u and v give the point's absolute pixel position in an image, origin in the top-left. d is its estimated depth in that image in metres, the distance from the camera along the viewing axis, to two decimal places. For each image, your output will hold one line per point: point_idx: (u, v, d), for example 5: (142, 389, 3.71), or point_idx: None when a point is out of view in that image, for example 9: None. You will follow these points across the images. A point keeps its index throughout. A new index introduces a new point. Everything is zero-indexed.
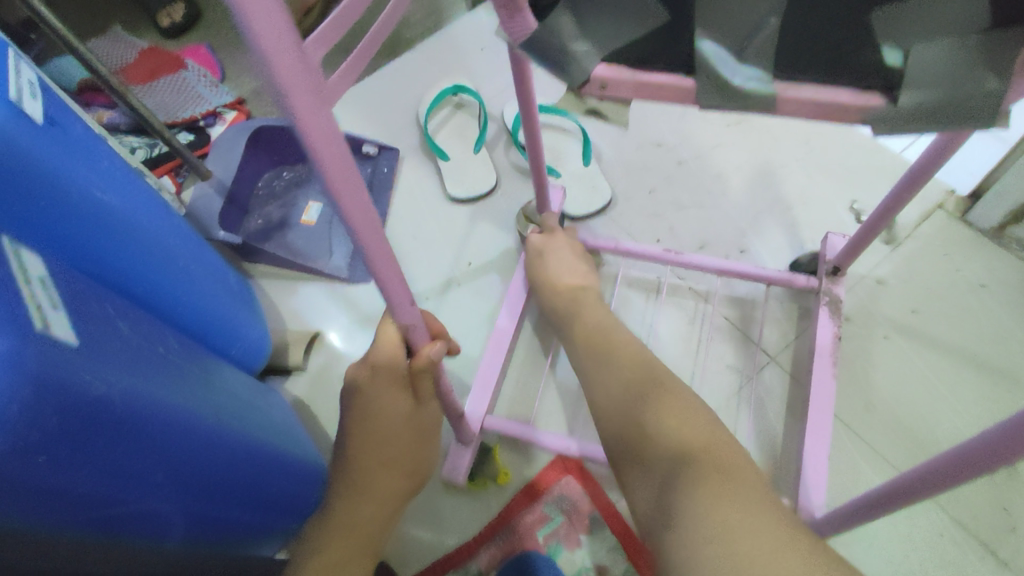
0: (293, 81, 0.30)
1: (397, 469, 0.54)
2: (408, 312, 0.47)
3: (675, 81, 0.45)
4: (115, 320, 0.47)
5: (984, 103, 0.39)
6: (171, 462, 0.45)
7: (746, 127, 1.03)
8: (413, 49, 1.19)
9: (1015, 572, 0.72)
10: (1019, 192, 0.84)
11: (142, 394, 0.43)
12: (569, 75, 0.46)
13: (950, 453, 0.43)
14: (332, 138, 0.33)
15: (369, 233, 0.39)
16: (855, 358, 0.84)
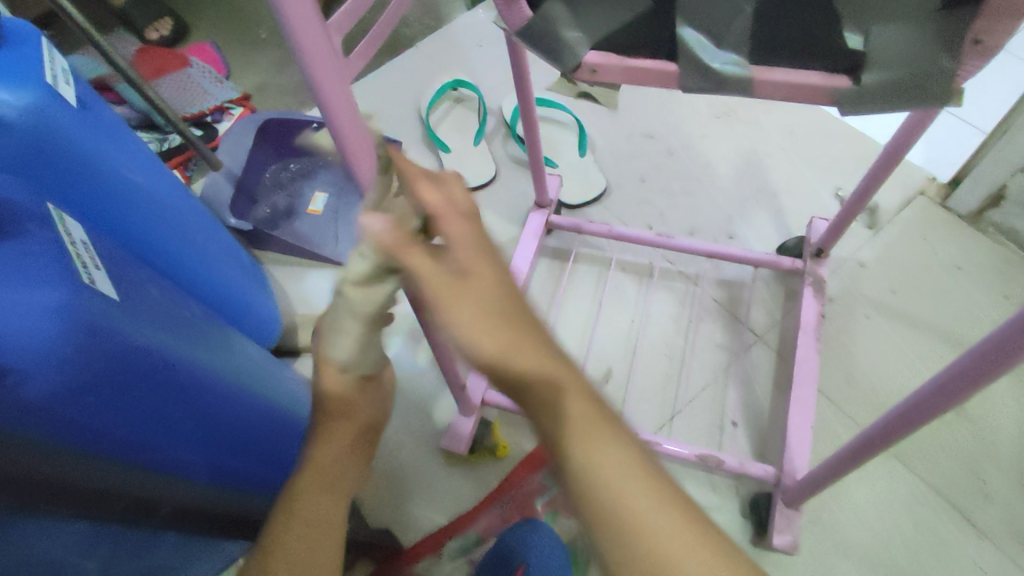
0: (314, 57, 0.37)
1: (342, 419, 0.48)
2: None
3: (659, 66, 0.50)
4: (146, 285, 0.52)
5: (939, 81, 0.43)
6: (197, 414, 0.49)
7: (733, 120, 1.07)
8: (413, 46, 1.23)
9: (989, 534, 0.76)
10: (993, 178, 0.88)
11: (171, 350, 0.48)
12: (562, 62, 0.51)
13: (914, 398, 0.47)
14: (348, 103, 0.40)
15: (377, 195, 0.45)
16: (838, 336, 0.88)
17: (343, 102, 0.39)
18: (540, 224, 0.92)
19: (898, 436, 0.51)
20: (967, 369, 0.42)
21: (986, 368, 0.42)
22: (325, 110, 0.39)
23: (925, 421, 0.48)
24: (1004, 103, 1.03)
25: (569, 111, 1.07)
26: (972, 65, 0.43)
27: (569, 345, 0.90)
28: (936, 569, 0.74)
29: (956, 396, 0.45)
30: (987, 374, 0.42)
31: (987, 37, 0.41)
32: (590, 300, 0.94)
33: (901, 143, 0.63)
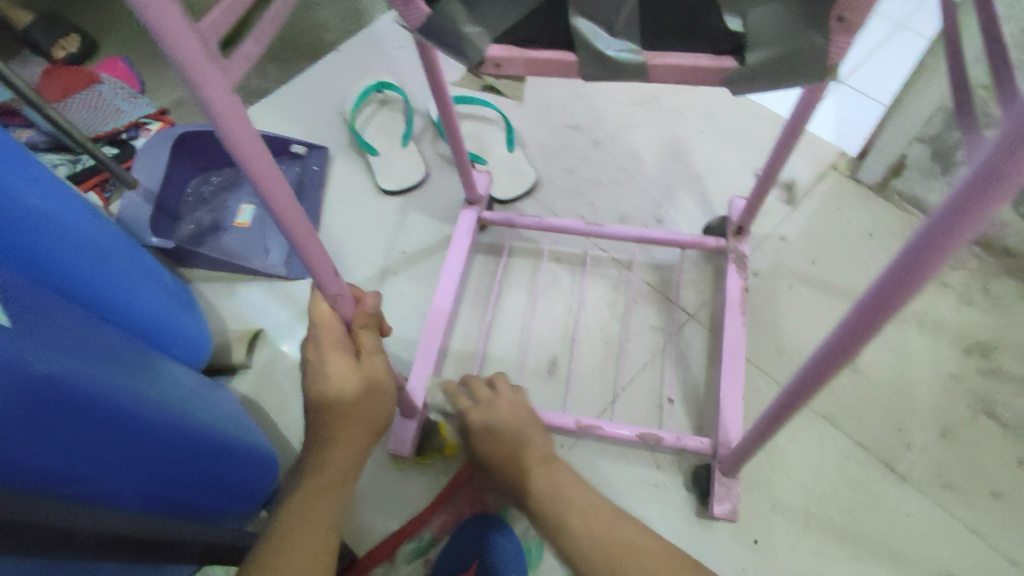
0: (198, 67, 0.35)
1: (359, 423, 0.56)
2: (333, 282, 0.50)
3: (558, 56, 0.51)
4: (59, 314, 0.50)
5: (816, 58, 0.45)
6: (124, 441, 0.49)
7: (655, 107, 1.10)
8: (335, 51, 1.22)
9: (912, 481, 0.81)
10: (894, 148, 0.94)
11: (87, 376, 0.46)
12: (466, 57, 0.51)
13: (816, 356, 0.49)
14: (240, 113, 0.38)
15: (285, 202, 0.44)
16: (764, 308, 0.92)
17: (228, 102, 0.37)
18: (472, 221, 0.93)
19: (808, 394, 0.53)
20: (852, 327, 0.44)
21: (869, 322, 0.43)
22: (216, 117, 0.37)
23: (829, 377, 0.50)
24: (899, 77, 1.10)
25: (496, 108, 1.08)
26: (842, 41, 0.46)
27: (509, 338, 0.91)
28: (868, 519, 0.79)
29: (873, 325, 0.43)
30: (903, 293, 0.40)
31: (850, 15, 0.44)
32: (527, 293, 0.95)
33: (799, 118, 0.67)
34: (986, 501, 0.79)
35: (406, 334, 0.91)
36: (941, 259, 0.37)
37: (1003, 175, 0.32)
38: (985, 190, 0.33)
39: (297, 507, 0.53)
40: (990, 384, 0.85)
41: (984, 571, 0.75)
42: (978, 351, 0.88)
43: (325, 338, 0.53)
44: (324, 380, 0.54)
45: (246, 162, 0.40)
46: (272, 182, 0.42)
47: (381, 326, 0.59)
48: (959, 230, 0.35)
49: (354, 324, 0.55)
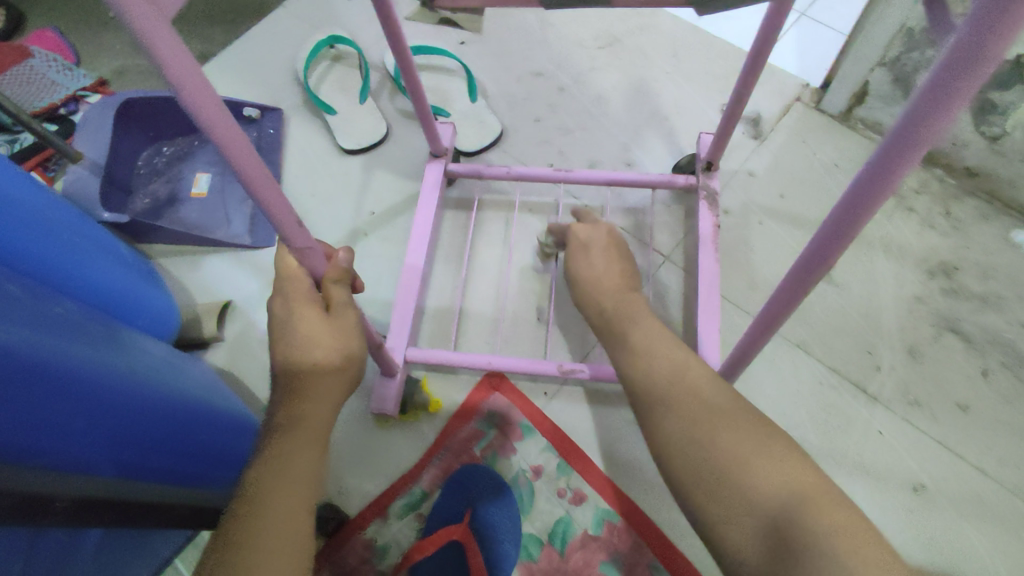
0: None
1: (332, 373, 0.55)
2: (298, 233, 0.48)
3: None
4: (7, 282, 0.46)
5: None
6: (86, 412, 0.47)
7: (618, 49, 1.08)
8: (280, 6, 1.16)
9: (883, 400, 0.83)
10: (857, 76, 0.93)
11: (41, 348, 0.44)
12: None
13: (787, 280, 0.49)
14: (180, 48, 0.34)
15: (241, 152, 0.40)
16: (736, 245, 0.92)
17: (167, 39, 0.33)
18: (439, 173, 0.90)
19: (781, 317, 0.54)
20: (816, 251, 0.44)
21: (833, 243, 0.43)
22: (152, 54, 0.34)
23: (799, 299, 0.50)
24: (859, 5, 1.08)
25: (456, 58, 1.05)
26: None
27: (486, 292, 0.91)
28: (842, 438, 0.82)
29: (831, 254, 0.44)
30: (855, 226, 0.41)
31: None
32: (501, 245, 0.94)
33: (764, 43, 0.65)
34: (951, 414, 0.82)
35: (380, 295, 0.89)
36: (894, 179, 0.37)
37: (942, 103, 0.31)
38: (931, 105, 0.32)
39: (273, 462, 0.50)
40: (953, 303, 0.88)
41: (952, 479, 0.79)
42: (941, 272, 0.90)
43: (295, 292, 0.52)
44: (293, 331, 0.53)
45: (193, 107, 0.37)
46: (224, 127, 0.38)
47: (353, 282, 0.58)
48: (909, 149, 0.35)
49: (325, 279, 0.53)
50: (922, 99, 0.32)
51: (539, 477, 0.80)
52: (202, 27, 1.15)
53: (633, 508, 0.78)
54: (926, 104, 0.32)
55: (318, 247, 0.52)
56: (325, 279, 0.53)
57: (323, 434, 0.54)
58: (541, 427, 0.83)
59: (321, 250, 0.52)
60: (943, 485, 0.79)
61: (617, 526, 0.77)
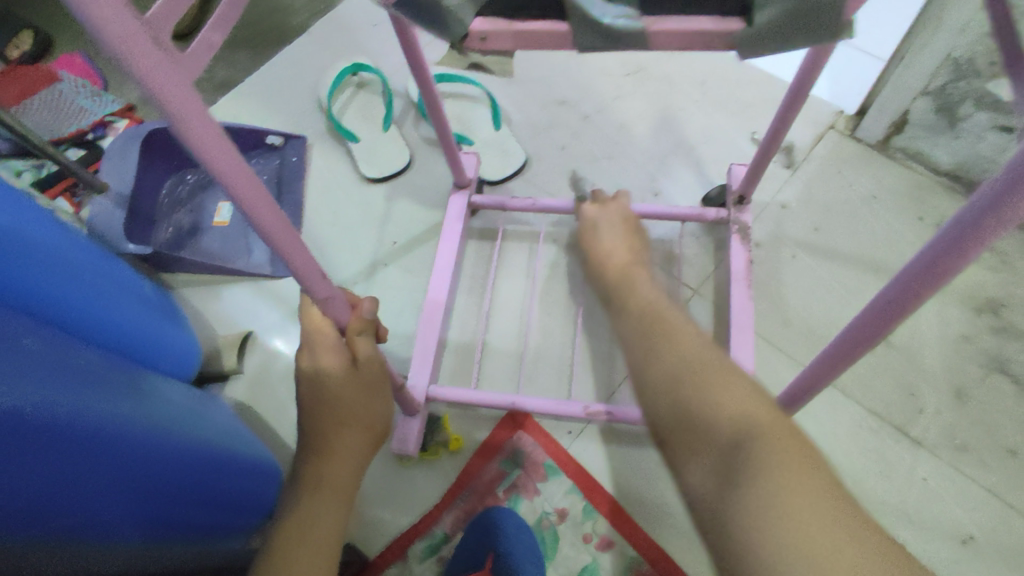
0: (146, 61, 0.30)
1: (357, 429, 0.54)
2: (322, 285, 0.46)
3: (551, 27, 0.47)
4: (33, 334, 0.45)
5: (827, 14, 0.41)
6: (111, 470, 0.45)
7: (643, 76, 1.06)
8: (303, 34, 1.16)
9: (928, 446, 0.79)
10: (895, 105, 0.90)
11: (61, 403, 0.42)
12: (449, 32, 0.46)
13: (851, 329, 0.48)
14: (200, 108, 0.33)
15: (264, 209, 0.39)
16: (769, 279, 0.89)
17: (188, 102, 0.32)
18: (463, 205, 0.89)
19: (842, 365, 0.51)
20: (885, 305, 0.43)
21: (908, 298, 0.41)
22: (171, 116, 0.32)
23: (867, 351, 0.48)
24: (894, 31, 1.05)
25: (479, 85, 1.03)
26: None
27: (509, 326, 0.88)
28: (884, 487, 0.78)
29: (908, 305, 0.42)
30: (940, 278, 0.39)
31: None
32: (524, 278, 0.92)
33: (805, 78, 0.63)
34: (1001, 461, 0.78)
35: (401, 328, 0.88)
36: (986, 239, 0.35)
37: None
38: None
39: (297, 522, 0.49)
40: (1002, 343, 0.84)
41: (1004, 532, 0.74)
42: (989, 310, 0.86)
43: (318, 345, 0.50)
44: (318, 386, 0.52)
45: (214, 166, 0.35)
46: (246, 186, 0.37)
47: (378, 331, 0.56)
48: (1004, 210, 0.33)
49: (349, 331, 0.51)
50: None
51: (564, 520, 0.77)
52: (226, 55, 1.15)
53: (662, 555, 0.75)
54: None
55: (341, 298, 0.50)
56: (348, 332, 0.51)
57: (348, 492, 0.53)
58: (567, 466, 0.80)
59: (344, 299, 0.50)
60: (995, 537, 0.74)
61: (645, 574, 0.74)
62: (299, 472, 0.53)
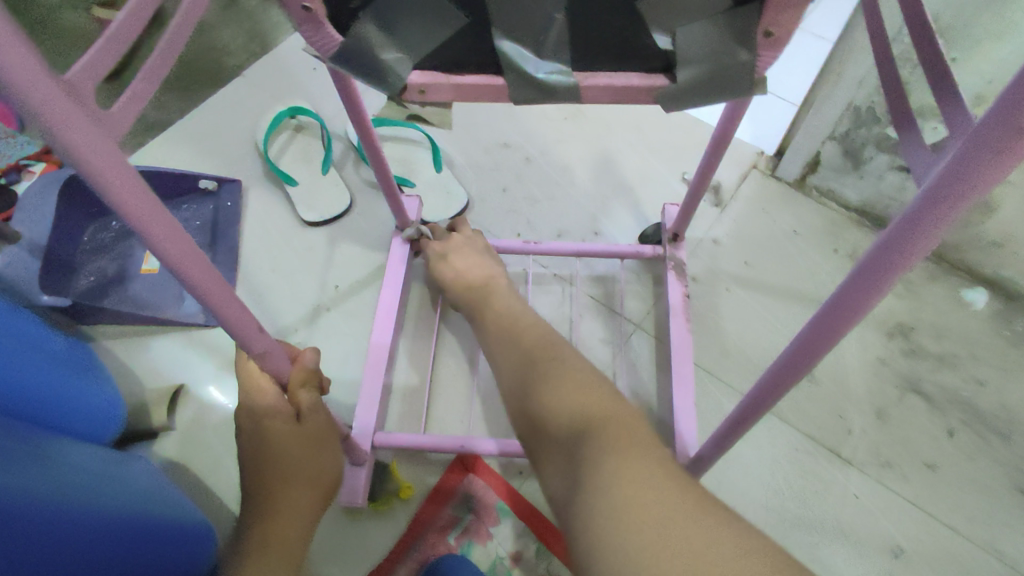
0: (69, 122, 0.28)
1: (303, 483, 0.51)
2: (259, 338, 0.44)
3: (488, 81, 0.49)
4: None
5: (741, 73, 0.45)
6: (22, 544, 0.40)
7: (578, 120, 1.10)
8: (238, 76, 1.15)
9: (857, 465, 0.84)
10: (808, 147, 0.97)
11: None
12: (388, 84, 0.48)
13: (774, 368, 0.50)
14: (125, 169, 0.31)
15: (195, 266, 0.37)
16: (707, 312, 0.93)
17: (112, 164, 0.31)
18: (405, 249, 0.88)
19: (757, 414, 0.56)
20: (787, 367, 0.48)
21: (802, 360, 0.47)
22: (94, 178, 0.31)
23: (784, 392, 0.52)
24: (803, 78, 1.15)
25: (418, 128, 1.05)
26: (768, 54, 0.44)
27: (456, 367, 0.88)
28: (822, 509, 0.81)
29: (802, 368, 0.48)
30: (825, 344, 0.45)
31: (776, 29, 0.43)
32: (472, 318, 0.92)
33: (728, 125, 0.67)
34: (924, 475, 0.83)
35: (346, 374, 0.85)
36: (891, 279, 0.39)
37: (911, 239, 0.36)
38: (936, 210, 0.34)
39: None
40: (914, 363, 0.90)
41: (931, 544, 0.79)
42: (900, 333, 0.92)
43: (260, 407, 0.50)
44: (260, 443, 0.50)
45: (139, 227, 0.33)
46: (177, 243, 0.35)
47: (322, 383, 0.54)
48: (908, 250, 0.36)
49: (292, 384, 0.49)
50: (889, 241, 0.37)
51: (518, 564, 0.76)
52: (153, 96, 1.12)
53: None
54: (895, 245, 0.37)
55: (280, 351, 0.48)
56: (290, 390, 0.50)
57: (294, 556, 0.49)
58: (519, 510, 0.79)
59: (284, 352, 0.48)
60: (923, 550, 0.78)
61: None
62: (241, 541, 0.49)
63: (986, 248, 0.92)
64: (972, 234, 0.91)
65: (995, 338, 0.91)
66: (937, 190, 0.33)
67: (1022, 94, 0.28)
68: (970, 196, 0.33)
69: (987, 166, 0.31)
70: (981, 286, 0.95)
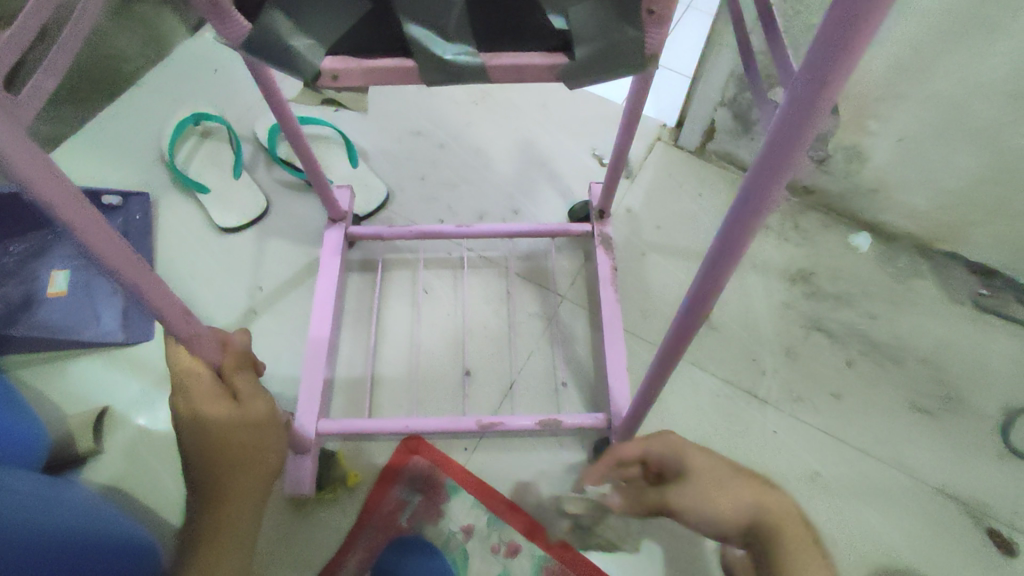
0: None
1: (250, 464, 0.52)
2: (185, 323, 0.45)
3: (397, 64, 0.50)
4: None
5: (632, 48, 0.48)
6: None
7: (489, 105, 1.13)
8: (136, 85, 1.10)
9: (772, 401, 0.92)
10: (703, 115, 1.05)
11: None
12: (301, 73, 0.48)
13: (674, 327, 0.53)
14: (46, 163, 0.32)
15: (121, 258, 0.38)
16: (630, 277, 0.99)
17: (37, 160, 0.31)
18: (340, 238, 0.89)
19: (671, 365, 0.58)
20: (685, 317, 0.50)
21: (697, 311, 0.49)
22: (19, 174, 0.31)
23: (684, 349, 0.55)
24: (693, 52, 1.22)
25: (329, 124, 1.05)
26: (654, 32, 0.48)
27: (394, 355, 0.89)
28: (746, 445, 0.88)
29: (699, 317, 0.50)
30: (712, 292, 0.46)
31: (657, 7, 0.46)
32: (405, 306, 0.93)
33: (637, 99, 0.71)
34: (831, 403, 0.92)
35: (281, 375, 0.85)
36: (751, 234, 0.41)
37: (765, 189, 0.38)
38: (774, 167, 0.36)
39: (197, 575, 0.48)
40: (815, 305, 0.99)
41: (841, 466, 0.88)
42: (801, 279, 1.01)
43: (195, 389, 0.49)
44: (196, 428, 0.49)
45: (63, 219, 0.34)
46: (100, 236, 0.36)
47: (257, 366, 0.55)
48: (761, 204, 0.39)
49: (226, 368, 0.51)
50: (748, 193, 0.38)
51: (470, 537, 0.79)
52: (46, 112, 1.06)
53: (567, 550, 0.78)
54: (752, 195, 0.38)
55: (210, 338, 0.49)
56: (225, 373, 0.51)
57: (246, 533, 0.52)
58: (468, 486, 0.82)
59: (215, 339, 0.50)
60: (835, 472, 0.87)
61: (554, 570, 0.77)
62: (194, 525, 0.51)
63: (866, 194, 1.01)
64: (852, 182, 1.01)
65: (879, 274, 1.02)
66: (777, 141, 0.35)
67: (822, 52, 0.30)
68: (800, 151, 0.35)
69: (806, 120, 0.33)
70: (864, 230, 1.06)
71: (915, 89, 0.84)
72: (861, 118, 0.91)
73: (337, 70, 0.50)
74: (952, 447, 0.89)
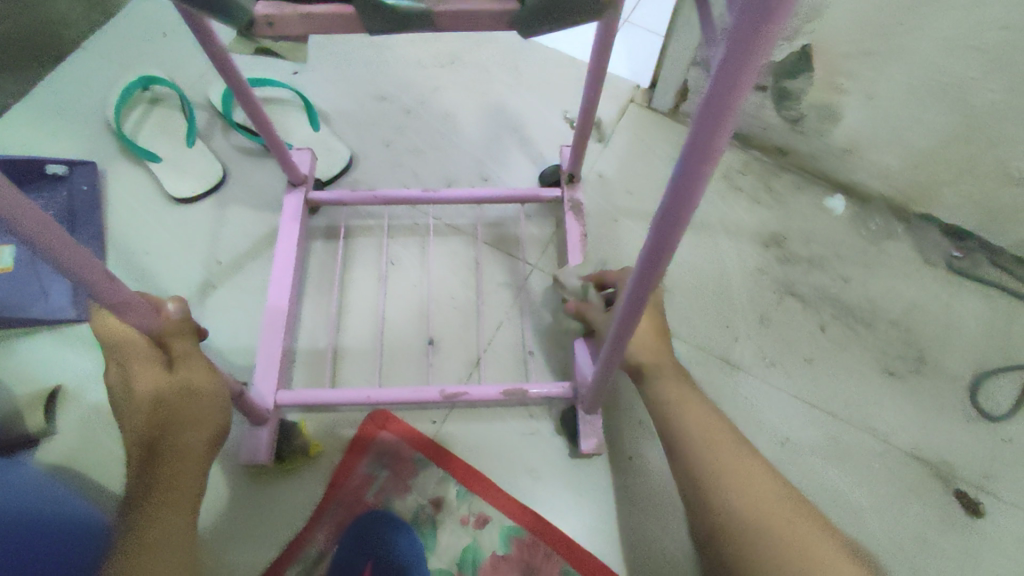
0: None
1: (189, 432, 0.50)
2: (111, 288, 0.42)
3: (336, 9, 0.46)
4: None
5: None
6: None
7: (456, 67, 1.08)
8: (81, 48, 1.04)
9: (744, 366, 0.91)
10: (676, 76, 1.02)
11: None
12: (234, 18, 0.45)
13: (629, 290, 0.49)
14: None
15: (34, 222, 0.35)
16: (602, 245, 0.97)
17: None
18: (300, 203, 0.85)
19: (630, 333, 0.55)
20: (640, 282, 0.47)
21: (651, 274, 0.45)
22: None
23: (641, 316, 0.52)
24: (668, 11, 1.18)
25: (288, 86, 1.00)
26: None
27: (359, 327, 0.87)
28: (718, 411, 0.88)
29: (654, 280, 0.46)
30: (665, 254, 0.43)
31: None
32: (370, 277, 0.90)
33: (601, 56, 0.69)
34: (801, 368, 0.92)
35: (241, 351, 0.82)
36: (700, 188, 0.37)
37: (709, 137, 0.34)
38: (718, 111, 0.32)
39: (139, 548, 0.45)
40: (787, 270, 0.98)
41: (811, 429, 0.88)
42: (774, 244, 1.00)
43: (130, 353, 0.48)
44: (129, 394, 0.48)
45: None
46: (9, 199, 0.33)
47: (200, 331, 0.53)
48: (708, 152, 0.35)
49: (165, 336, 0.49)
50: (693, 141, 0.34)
51: (440, 509, 0.78)
52: None
53: (538, 519, 0.77)
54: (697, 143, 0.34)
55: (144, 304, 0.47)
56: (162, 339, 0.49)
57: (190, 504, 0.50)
58: (438, 458, 0.80)
59: (149, 305, 0.47)
60: (804, 435, 0.87)
61: (526, 541, 0.76)
62: (134, 497, 0.48)
63: (839, 156, 1.00)
64: (825, 144, 0.99)
65: (852, 237, 1.01)
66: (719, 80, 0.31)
67: None
68: (745, 88, 0.31)
69: (751, 53, 0.29)
70: (838, 193, 1.05)
71: (888, 48, 0.81)
72: (834, 77, 0.88)
73: (272, 17, 0.46)
74: (920, 408, 0.89)
